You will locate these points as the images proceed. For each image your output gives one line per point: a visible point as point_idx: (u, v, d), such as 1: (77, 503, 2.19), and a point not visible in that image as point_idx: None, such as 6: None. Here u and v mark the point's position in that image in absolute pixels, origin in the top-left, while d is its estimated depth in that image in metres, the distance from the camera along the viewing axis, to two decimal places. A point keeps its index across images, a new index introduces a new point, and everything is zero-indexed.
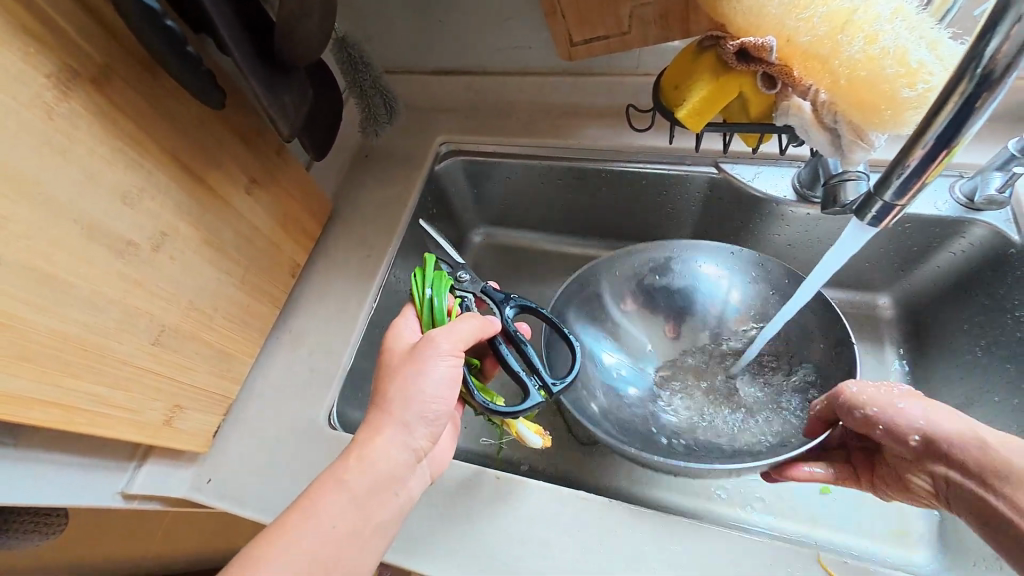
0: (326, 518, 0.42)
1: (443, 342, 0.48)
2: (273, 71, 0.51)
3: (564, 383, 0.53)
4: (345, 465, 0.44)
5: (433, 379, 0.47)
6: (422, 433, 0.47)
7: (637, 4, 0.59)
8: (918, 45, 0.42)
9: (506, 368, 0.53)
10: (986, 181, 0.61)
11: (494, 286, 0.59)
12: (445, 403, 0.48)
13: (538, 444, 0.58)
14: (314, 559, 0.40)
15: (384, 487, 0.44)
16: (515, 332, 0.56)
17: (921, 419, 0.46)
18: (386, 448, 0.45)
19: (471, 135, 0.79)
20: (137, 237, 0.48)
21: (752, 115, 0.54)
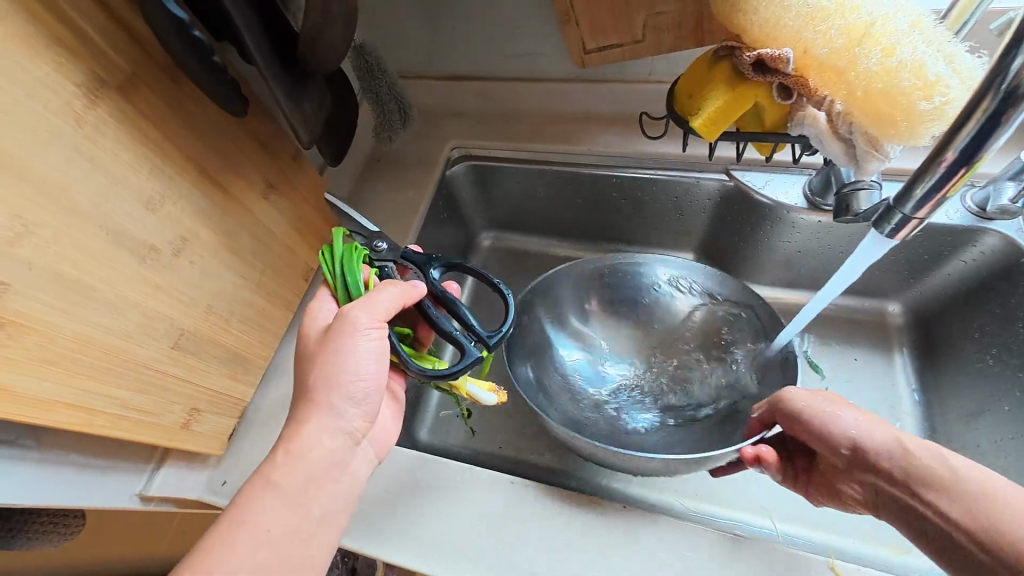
0: (262, 522, 0.41)
1: (359, 315, 0.46)
2: (294, 80, 0.51)
3: (500, 335, 0.51)
4: (273, 466, 0.43)
5: (360, 356, 0.46)
6: (355, 415, 0.47)
7: (652, 13, 0.60)
8: (936, 58, 0.43)
9: (440, 330, 0.52)
10: (999, 191, 0.61)
11: (415, 251, 0.57)
12: (374, 379, 0.47)
13: (492, 400, 0.56)
14: (259, 564, 0.39)
15: (321, 478, 0.44)
16: (442, 293, 0.54)
17: (852, 429, 0.46)
18: (315, 437, 0.44)
19: (482, 141, 0.80)
20: (159, 242, 0.49)
21: (767, 123, 0.54)
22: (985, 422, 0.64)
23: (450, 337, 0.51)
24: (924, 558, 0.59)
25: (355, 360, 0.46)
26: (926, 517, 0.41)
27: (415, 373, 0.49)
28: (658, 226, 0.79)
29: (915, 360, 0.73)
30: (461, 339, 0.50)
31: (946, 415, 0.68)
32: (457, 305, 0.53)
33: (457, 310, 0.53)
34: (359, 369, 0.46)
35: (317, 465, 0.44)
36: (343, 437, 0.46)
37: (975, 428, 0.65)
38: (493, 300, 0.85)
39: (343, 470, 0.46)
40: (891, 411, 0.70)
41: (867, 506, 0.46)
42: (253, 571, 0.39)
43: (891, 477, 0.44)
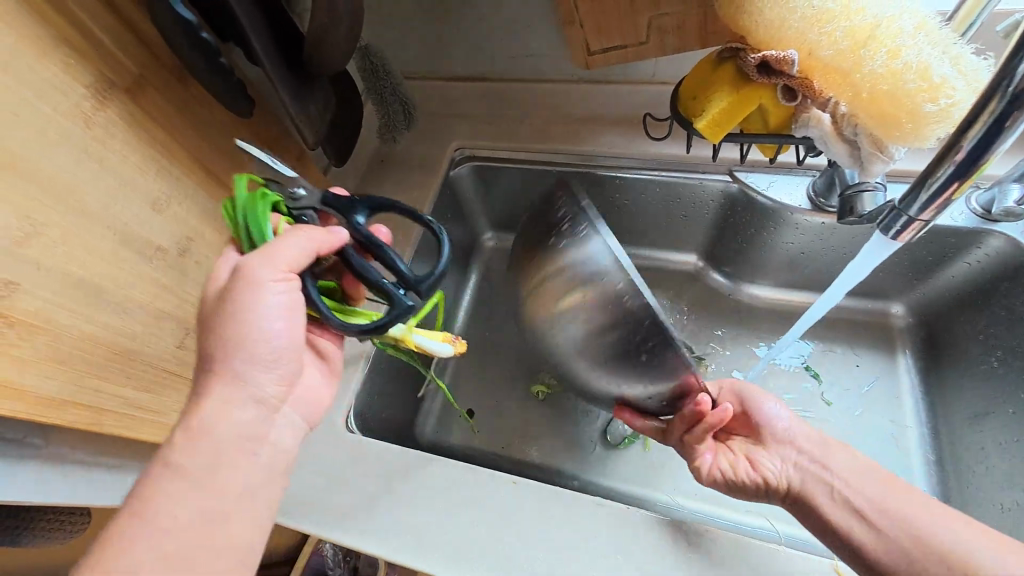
0: (165, 510, 0.36)
1: (261, 269, 0.40)
2: (299, 80, 0.51)
3: (433, 278, 0.45)
4: (172, 447, 0.39)
5: (267, 312, 0.41)
6: (268, 381, 0.43)
7: (656, 13, 0.60)
8: (942, 60, 0.43)
9: (365, 279, 0.45)
10: (1004, 193, 0.60)
11: (336, 192, 0.48)
12: (287, 339, 0.43)
13: (447, 351, 0.50)
14: (170, 553, 0.35)
15: (233, 453, 0.40)
16: (368, 239, 0.47)
17: (782, 416, 0.56)
18: (222, 408, 0.40)
19: (485, 141, 0.80)
20: (165, 242, 0.49)
21: (771, 124, 0.54)
22: (989, 424, 0.64)
23: (376, 287, 0.45)
24: None
25: (262, 316, 0.41)
26: (834, 481, 0.49)
27: (337, 327, 0.44)
28: (660, 227, 0.79)
29: (918, 361, 0.73)
30: (389, 287, 0.45)
31: (951, 416, 0.68)
32: (385, 249, 0.46)
33: (385, 255, 0.46)
34: (266, 329, 0.42)
35: (228, 440, 0.40)
36: (256, 407, 0.42)
37: (979, 429, 0.64)
38: (497, 300, 0.85)
39: (261, 442, 0.42)
40: (893, 412, 0.71)
41: (774, 476, 0.52)
42: (158, 560, 0.35)
43: (810, 453, 0.52)
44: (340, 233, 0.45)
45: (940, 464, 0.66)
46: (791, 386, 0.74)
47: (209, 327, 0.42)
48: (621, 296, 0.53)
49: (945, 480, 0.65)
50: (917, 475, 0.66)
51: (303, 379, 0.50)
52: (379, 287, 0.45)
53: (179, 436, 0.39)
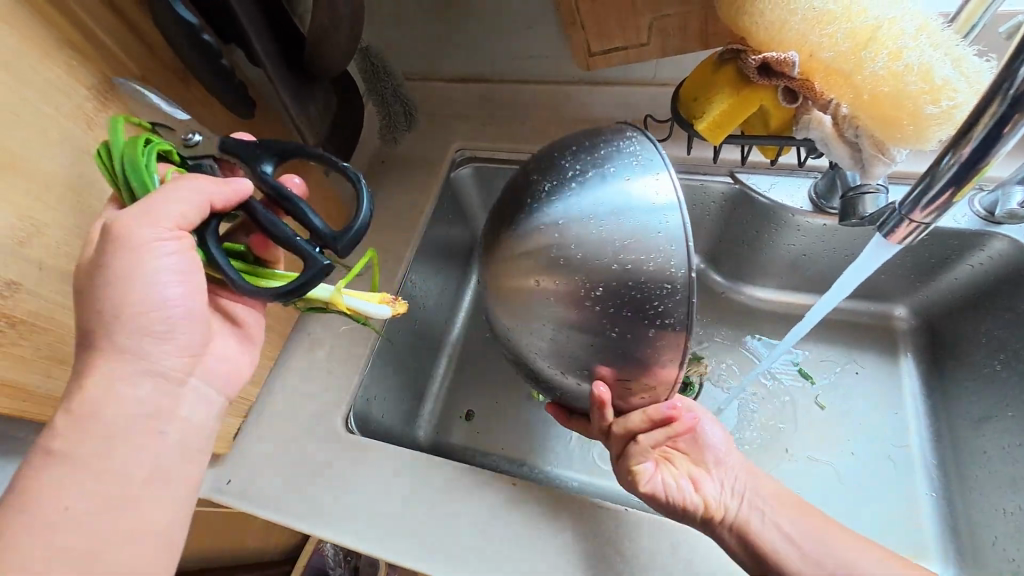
0: (61, 495, 0.36)
1: (142, 230, 0.38)
2: (300, 82, 0.51)
3: (350, 237, 0.43)
4: (54, 435, 0.37)
5: (157, 276, 0.40)
6: (162, 353, 0.42)
7: (657, 15, 0.60)
8: (944, 62, 0.42)
9: (277, 236, 0.43)
10: (1008, 196, 0.60)
11: (238, 139, 0.46)
12: (181, 306, 0.42)
13: (386, 313, 0.51)
14: (82, 539, 0.36)
15: (132, 435, 0.40)
16: (281, 193, 0.44)
17: (719, 441, 0.57)
18: (112, 389, 0.39)
19: (486, 143, 0.80)
20: None
21: (772, 126, 0.54)
22: (992, 428, 0.63)
23: (288, 243, 0.43)
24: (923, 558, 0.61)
25: (152, 282, 0.40)
26: (765, 507, 0.52)
27: (246, 291, 0.42)
28: None
29: (921, 365, 0.73)
30: (301, 244, 0.43)
31: (953, 421, 0.68)
32: (298, 203, 0.44)
33: (298, 210, 0.44)
34: (157, 296, 0.40)
35: (122, 423, 0.39)
36: (152, 382, 0.42)
37: (982, 433, 0.64)
38: None
39: (167, 419, 0.42)
40: (895, 415, 0.70)
41: (713, 499, 0.51)
42: (62, 548, 0.35)
43: (746, 482, 0.54)
44: (240, 185, 0.42)
45: (943, 467, 0.66)
46: (792, 389, 0.73)
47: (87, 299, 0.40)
48: (671, 273, 0.40)
49: (947, 484, 0.65)
50: (919, 479, 0.66)
51: (213, 347, 0.48)
52: (291, 246, 0.43)
53: (64, 421, 0.38)
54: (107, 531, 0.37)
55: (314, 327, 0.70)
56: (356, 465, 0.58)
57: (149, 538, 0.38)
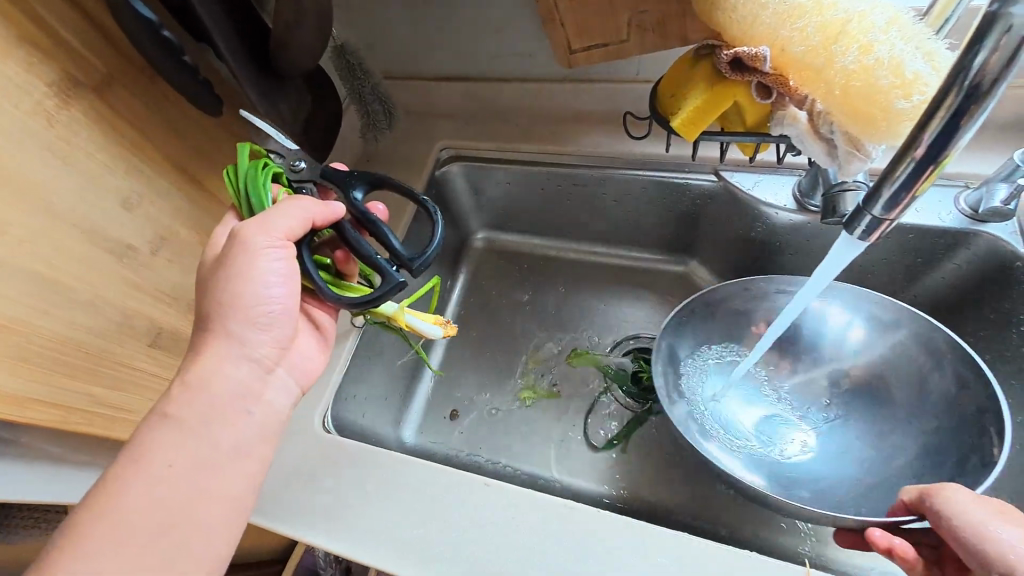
0: (161, 457, 0.40)
1: (258, 236, 0.44)
2: (268, 80, 0.51)
3: (424, 257, 0.49)
4: (169, 400, 0.43)
5: (267, 276, 0.46)
6: (261, 342, 0.48)
7: (635, 12, 0.59)
8: (915, 56, 0.42)
9: (359, 253, 0.49)
10: (991, 192, 0.59)
11: (335, 168, 0.52)
12: (283, 304, 0.47)
13: (437, 332, 0.60)
14: (164, 504, 0.39)
15: (227, 411, 0.44)
16: (365, 215, 0.51)
17: (1011, 554, 0.37)
18: (218, 366, 0.45)
19: (471, 142, 0.81)
20: (136, 241, 0.50)
21: (748, 122, 0.54)
22: None
23: (370, 261, 0.49)
24: None
25: (260, 280, 0.45)
26: None
27: (330, 299, 0.48)
28: (648, 228, 0.80)
29: None
30: (383, 262, 0.48)
31: None
32: (380, 227, 0.51)
33: (379, 232, 0.51)
34: (263, 293, 0.46)
35: (220, 398, 0.44)
36: (248, 365, 0.46)
37: None
38: (484, 300, 0.86)
39: (255, 399, 0.46)
40: None
41: None
42: (152, 507, 0.39)
43: None
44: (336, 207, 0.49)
45: None
46: None
47: (206, 285, 0.46)
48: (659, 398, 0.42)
49: None
50: None
51: (297, 344, 0.54)
52: (372, 262, 0.48)
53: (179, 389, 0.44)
54: (191, 494, 0.40)
55: None
56: None
57: (227, 506, 0.42)
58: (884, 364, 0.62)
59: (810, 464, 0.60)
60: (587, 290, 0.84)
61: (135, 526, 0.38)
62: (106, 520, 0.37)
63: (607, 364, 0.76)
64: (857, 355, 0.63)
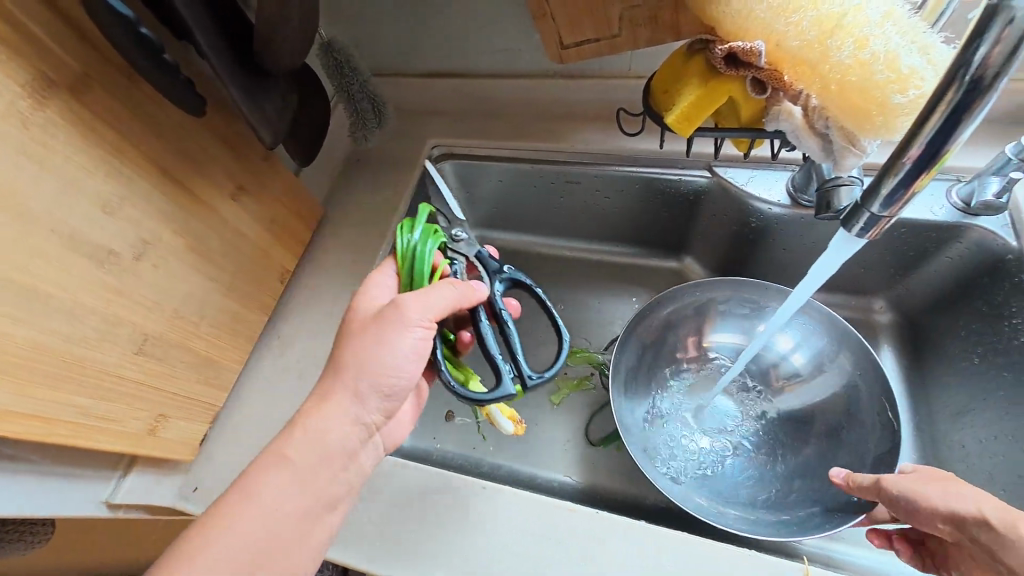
0: (270, 498, 0.43)
1: (413, 310, 0.46)
2: (253, 79, 0.50)
3: (540, 379, 0.50)
4: (289, 441, 0.45)
5: (403, 350, 0.47)
6: (373, 408, 0.48)
7: (627, 6, 0.58)
8: (910, 50, 0.41)
9: (484, 347, 0.51)
10: (983, 186, 0.59)
11: (490, 256, 0.57)
12: (406, 380, 0.48)
13: (508, 429, 0.61)
14: (253, 544, 0.41)
15: (331, 463, 0.46)
16: (500, 310, 0.54)
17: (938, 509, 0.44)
18: (335, 422, 0.46)
19: (463, 139, 0.80)
20: (119, 247, 0.48)
21: (743, 118, 0.53)
22: (967, 423, 0.63)
23: (492, 360, 0.50)
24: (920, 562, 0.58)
25: (392, 351, 0.46)
26: None
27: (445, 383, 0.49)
28: (643, 223, 0.79)
29: (904, 361, 0.71)
30: (503, 367, 0.50)
31: (931, 413, 0.67)
32: (509, 327, 0.53)
33: (507, 331, 0.53)
34: (393, 362, 0.47)
35: (328, 451, 0.45)
36: (359, 427, 0.47)
37: (961, 426, 0.63)
38: None
39: (352, 460, 0.47)
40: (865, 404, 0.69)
41: None
42: (249, 547, 0.41)
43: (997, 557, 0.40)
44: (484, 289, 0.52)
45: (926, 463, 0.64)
46: (712, 374, 0.73)
47: (350, 339, 0.48)
48: None
49: None
50: None
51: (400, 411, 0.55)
52: (493, 363, 0.50)
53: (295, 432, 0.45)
54: (279, 539, 0.42)
55: (286, 327, 0.69)
56: None
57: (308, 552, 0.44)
58: (825, 385, 0.67)
59: (750, 472, 0.66)
60: (581, 289, 0.84)
61: (228, 564, 0.40)
62: (200, 553, 0.40)
63: (600, 360, 0.75)
64: (801, 376, 0.69)
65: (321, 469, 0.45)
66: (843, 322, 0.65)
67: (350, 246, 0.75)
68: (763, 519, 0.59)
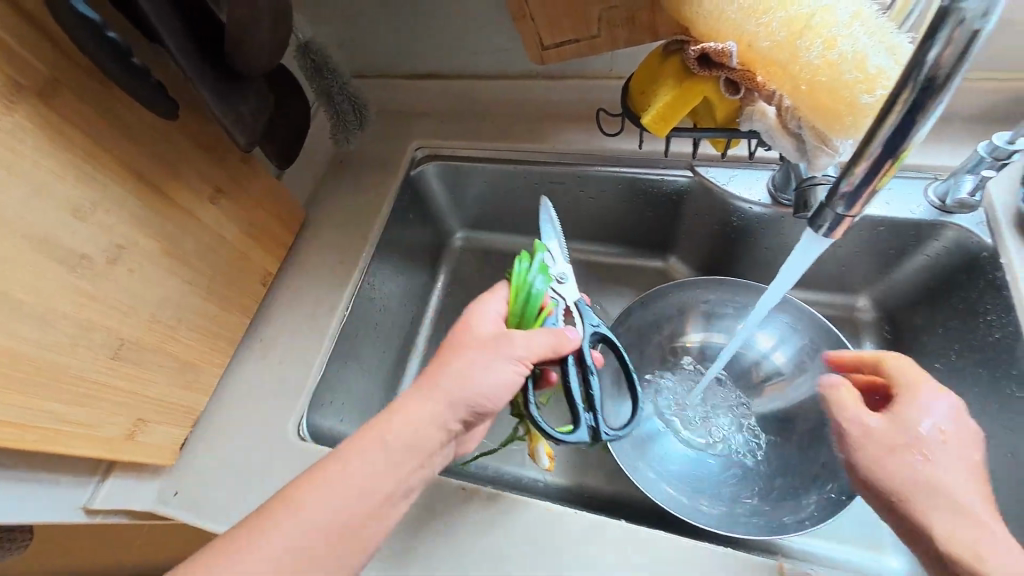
0: (348, 480, 0.41)
1: (517, 342, 0.47)
2: (226, 81, 0.49)
3: (615, 435, 0.48)
4: (386, 424, 0.44)
5: (495, 375, 0.47)
6: (461, 408, 0.46)
7: (605, 7, 0.59)
8: (877, 50, 0.41)
9: (567, 390, 0.50)
10: (958, 184, 0.60)
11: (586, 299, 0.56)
12: (493, 400, 0.47)
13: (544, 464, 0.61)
14: (323, 526, 0.39)
15: (413, 456, 0.44)
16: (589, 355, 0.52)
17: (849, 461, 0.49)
18: (425, 415, 0.45)
19: (447, 140, 0.80)
20: (92, 252, 0.48)
21: (719, 117, 0.53)
22: None
23: (572, 404, 0.49)
24: (897, 559, 0.59)
25: (483, 369, 0.47)
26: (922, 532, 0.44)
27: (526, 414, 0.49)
28: (628, 223, 0.79)
29: None
30: (581, 414, 0.49)
31: None
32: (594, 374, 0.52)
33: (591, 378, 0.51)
34: (489, 377, 0.47)
35: (413, 443, 0.44)
36: (441, 425, 0.45)
37: None
38: (463, 296, 0.85)
39: (427, 461, 0.45)
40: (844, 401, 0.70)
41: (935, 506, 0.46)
42: (322, 529, 0.39)
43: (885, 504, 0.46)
44: (577, 335, 0.51)
45: None
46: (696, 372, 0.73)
47: (455, 347, 0.48)
48: None
49: None
50: None
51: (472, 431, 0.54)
52: (572, 407, 0.49)
53: (386, 417, 0.44)
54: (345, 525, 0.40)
55: (267, 330, 0.69)
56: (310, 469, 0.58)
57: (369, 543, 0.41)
58: (805, 380, 0.68)
59: (732, 469, 0.66)
60: None
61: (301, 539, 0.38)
62: (271, 525, 0.38)
63: None
64: (782, 373, 0.70)
65: (400, 459, 0.43)
66: (821, 320, 0.66)
67: (333, 247, 0.74)
68: (741, 517, 0.59)
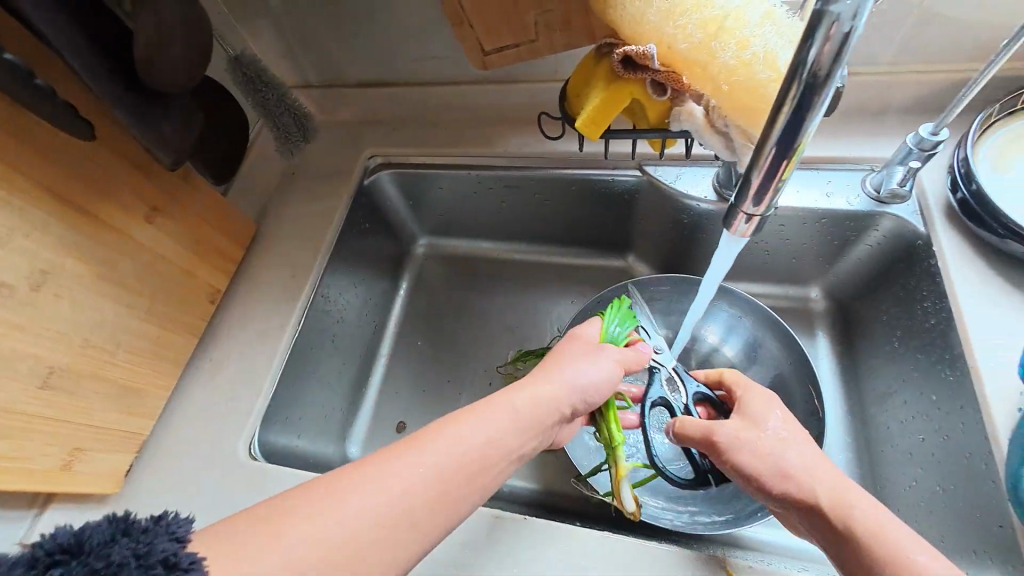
0: (445, 449, 0.40)
1: (607, 349, 0.52)
2: (144, 100, 0.48)
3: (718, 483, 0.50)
4: (507, 398, 0.45)
5: (590, 371, 0.50)
6: (568, 394, 0.48)
7: (539, 11, 0.59)
8: (788, 48, 0.42)
9: None
10: (890, 174, 0.61)
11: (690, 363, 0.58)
12: (592, 394, 0.50)
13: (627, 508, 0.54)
14: (408, 494, 0.37)
15: (519, 438, 0.44)
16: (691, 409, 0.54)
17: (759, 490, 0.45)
18: (539, 398, 0.46)
19: (397, 147, 0.79)
20: (12, 278, 0.47)
21: (651, 120, 0.53)
22: (892, 405, 0.64)
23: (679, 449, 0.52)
24: None
25: (585, 365, 0.50)
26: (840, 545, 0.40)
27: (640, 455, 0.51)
28: (584, 223, 0.80)
29: (837, 346, 0.72)
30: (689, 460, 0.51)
31: (862, 397, 0.68)
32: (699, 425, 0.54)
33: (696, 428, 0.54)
34: (592, 369, 0.49)
35: (519, 425, 0.44)
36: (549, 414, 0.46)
37: (887, 409, 0.64)
38: (425, 304, 0.85)
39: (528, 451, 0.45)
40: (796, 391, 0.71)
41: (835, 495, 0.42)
42: (415, 494, 0.37)
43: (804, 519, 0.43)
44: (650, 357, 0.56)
45: (858, 445, 0.65)
46: None
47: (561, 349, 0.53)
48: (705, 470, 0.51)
49: (860, 459, 0.65)
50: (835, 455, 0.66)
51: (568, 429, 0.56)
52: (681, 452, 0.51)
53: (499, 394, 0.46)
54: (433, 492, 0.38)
55: (216, 349, 0.68)
56: (260, 487, 0.57)
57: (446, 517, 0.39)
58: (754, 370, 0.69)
59: None
60: (529, 292, 0.84)
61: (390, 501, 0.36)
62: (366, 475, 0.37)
63: None
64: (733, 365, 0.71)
65: (488, 441, 0.42)
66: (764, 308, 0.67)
67: (285, 260, 0.73)
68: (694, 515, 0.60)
